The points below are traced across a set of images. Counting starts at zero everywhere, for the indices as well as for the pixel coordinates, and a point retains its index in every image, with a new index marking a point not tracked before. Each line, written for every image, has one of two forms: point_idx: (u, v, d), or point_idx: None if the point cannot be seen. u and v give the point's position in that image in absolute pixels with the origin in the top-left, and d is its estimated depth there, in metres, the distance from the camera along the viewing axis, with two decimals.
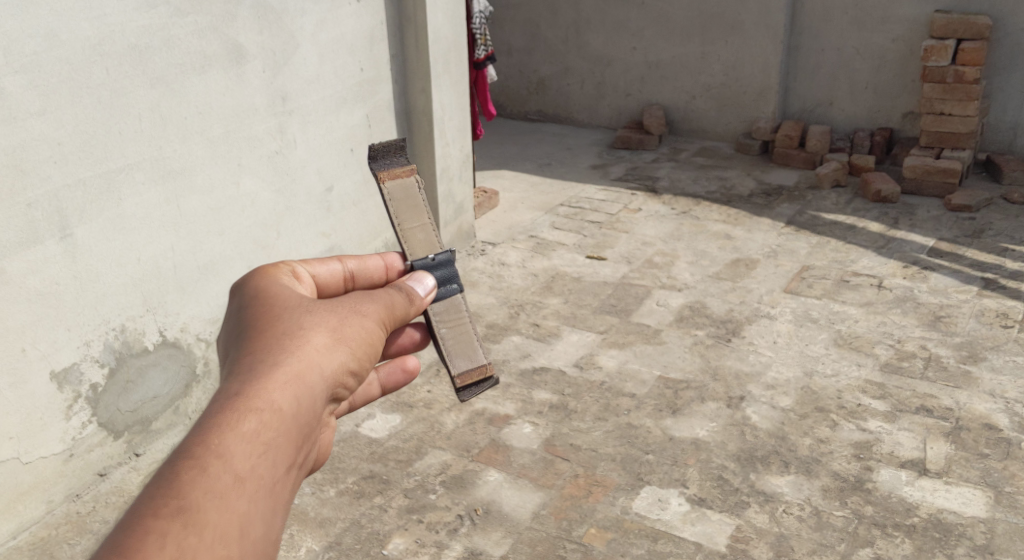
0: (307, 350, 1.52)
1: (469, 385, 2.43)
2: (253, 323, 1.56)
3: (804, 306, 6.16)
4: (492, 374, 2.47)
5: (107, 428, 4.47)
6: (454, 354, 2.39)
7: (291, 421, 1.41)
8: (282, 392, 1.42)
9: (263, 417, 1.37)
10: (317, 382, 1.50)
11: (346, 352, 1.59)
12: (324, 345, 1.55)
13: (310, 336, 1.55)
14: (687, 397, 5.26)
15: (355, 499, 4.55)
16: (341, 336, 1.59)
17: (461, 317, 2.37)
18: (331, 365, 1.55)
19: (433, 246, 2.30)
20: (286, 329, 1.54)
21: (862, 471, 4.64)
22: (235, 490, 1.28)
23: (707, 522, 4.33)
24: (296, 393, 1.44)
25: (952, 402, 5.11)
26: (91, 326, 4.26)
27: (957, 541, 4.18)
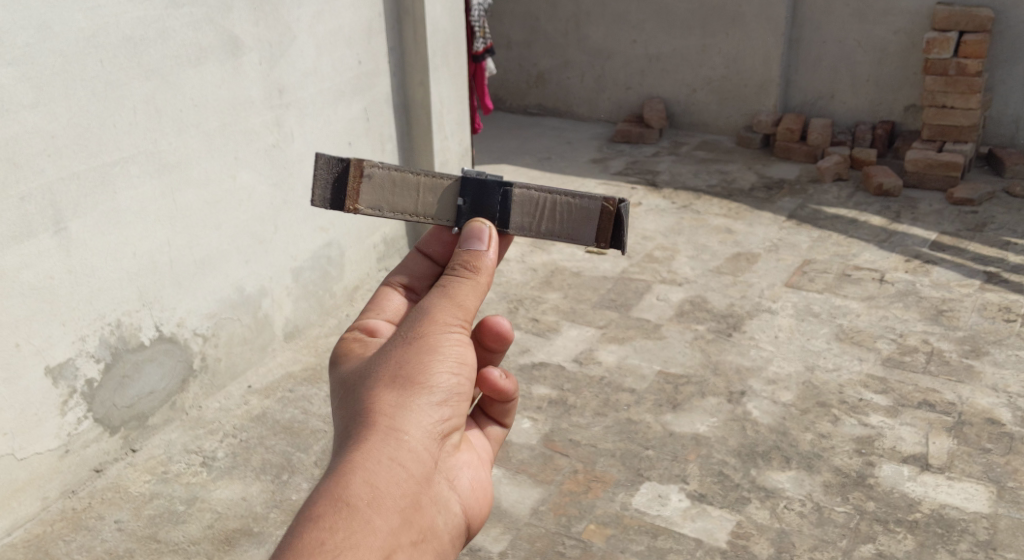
0: (370, 400, 1.63)
1: (605, 233, 2.00)
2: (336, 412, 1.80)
3: (805, 300, 6.12)
4: (612, 204, 1.98)
5: (103, 424, 4.44)
6: (568, 227, 2.02)
7: (386, 478, 1.53)
8: (356, 457, 1.54)
9: (352, 491, 1.49)
10: (417, 431, 1.62)
11: (434, 369, 1.68)
12: (398, 383, 1.65)
13: (370, 381, 1.67)
14: (688, 392, 5.22)
15: None
16: (408, 358, 1.69)
17: (531, 196, 1.99)
18: (425, 396, 1.65)
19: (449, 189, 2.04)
20: (352, 405, 1.65)
21: (863, 466, 4.61)
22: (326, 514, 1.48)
23: (708, 518, 4.30)
24: (388, 451, 1.57)
25: (954, 397, 5.08)
26: (87, 321, 4.24)
27: (960, 537, 4.16)
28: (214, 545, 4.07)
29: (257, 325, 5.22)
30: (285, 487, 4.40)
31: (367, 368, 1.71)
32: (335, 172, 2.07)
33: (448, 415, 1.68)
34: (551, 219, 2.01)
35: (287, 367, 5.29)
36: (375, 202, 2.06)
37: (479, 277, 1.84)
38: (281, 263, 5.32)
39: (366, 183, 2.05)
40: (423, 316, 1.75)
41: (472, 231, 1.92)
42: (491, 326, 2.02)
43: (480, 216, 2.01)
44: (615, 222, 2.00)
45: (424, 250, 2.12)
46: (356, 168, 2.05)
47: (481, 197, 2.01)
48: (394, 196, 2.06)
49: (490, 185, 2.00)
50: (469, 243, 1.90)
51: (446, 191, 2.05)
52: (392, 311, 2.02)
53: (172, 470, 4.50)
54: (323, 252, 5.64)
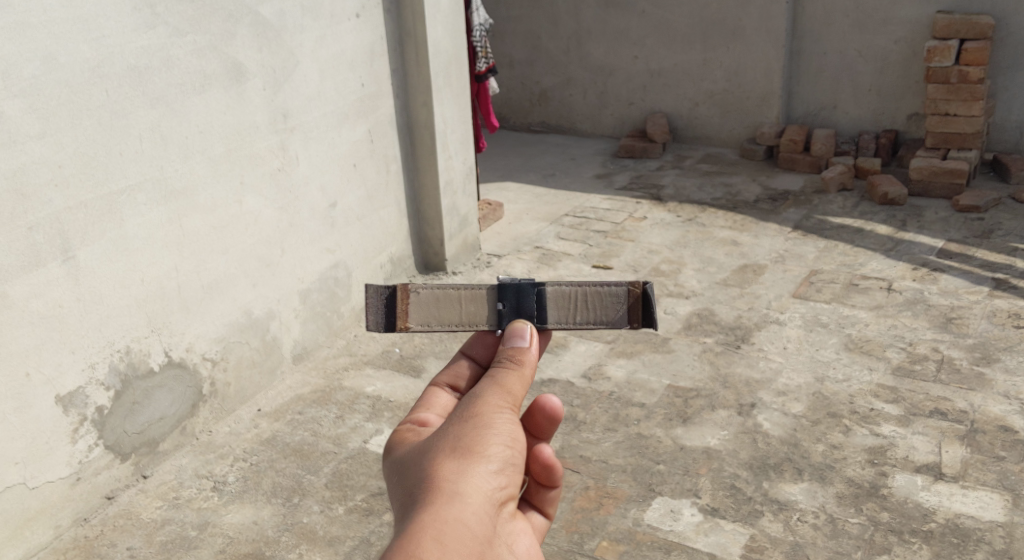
0: (431, 471, 1.59)
1: (635, 315, 1.93)
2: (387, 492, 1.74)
3: (813, 311, 6.11)
4: (638, 288, 1.92)
5: (114, 450, 4.44)
6: (597, 314, 1.93)
7: (452, 543, 1.48)
8: (421, 523, 1.48)
9: (420, 555, 1.43)
10: (477, 497, 1.57)
11: (488, 438, 1.64)
12: (457, 452, 1.61)
13: (426, 455, 1.63)
14: (697, 406, 5.21)
15: (363, 516, 4.36)
16: (462, 431, 1.66)
17: (561, 293, 1.90)
18: (481, 464, 1.61)
19: (487, 298, 1.93)
20: (410, 479, 1.60)
21: (876, 477, 4.58)
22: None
23: (721, 533, 4.28)
24: (451, 517, 1.51)
25: (966, 405, 5.06)
26: (96, 348, 4.26)
27: (976, 546, 4.13)
28: None
29: (265, 348, 5.22)
30: (296, 509, 4.40)
31: (422, 446, 1.67)
32: (381, 297, 1.98)
33: (505, 485, 1.63)
34: (587, 310, 1.92)
35: (296, 390, 5.30)
36: (423, 319, 1.96)
37: (525, 367, 1.81)
38: (287, 286, 5.33)
39: (413, 302, 1.96)
40: (474, 398, 1.73)
41: (512, 329, 1.86)
42: (542, 406, 1.86)
43: (522, 318, 1.90)
44: (643, 301, 1.91)
45: (468, 354, 1.93)
46: (401, 292, 1.96)
47: (520, 302, 1.90)
48: (441, 309, 1.96)
49: (525, 287, 1.90)
50: (510, 339, 1.84)
51: (488, 298, 1.93)
52: (441, 406, 1.87)
53: (183, 495, 4.49)
54: (330, 273, 5.66)
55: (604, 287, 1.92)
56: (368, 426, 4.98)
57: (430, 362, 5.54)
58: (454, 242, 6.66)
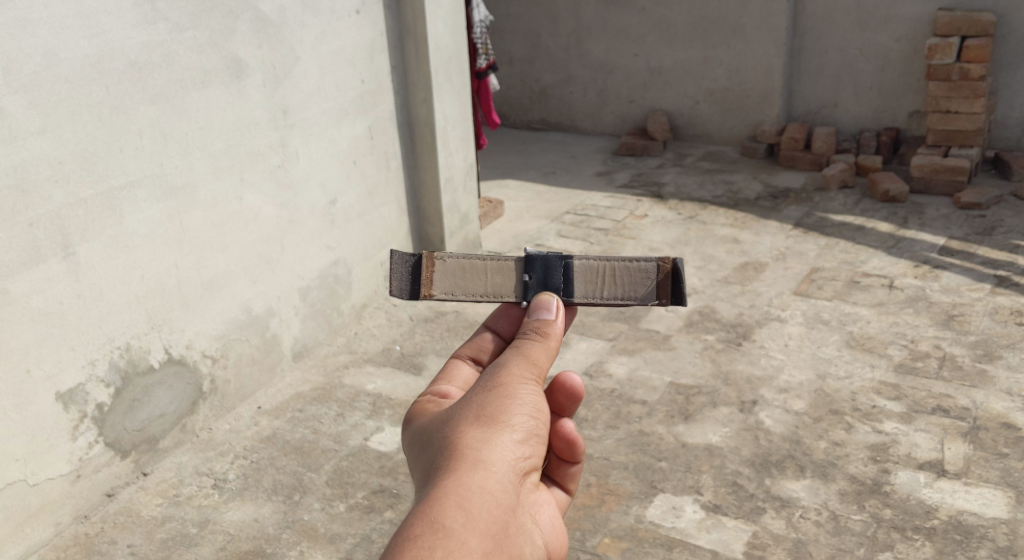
0: (457, 438, 1.73)
1: (662, 288, 2.14)
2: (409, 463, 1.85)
3: (814, 308, 6.09)
4: (665, 262, 2.13)
5: (114, 447, 4.43)
6: (626, 288, 2.15)
7: (480, 503, 1.60)
8: (448, 485, 1.61)
9: (447, 511, 1.55)
10: (503, 462, 1.71)
11: (511, 409, 1.80)
12: (483, 422, 1.76)
13: (454, 424, 1.78)
14: (699, 403, 5.20)
15: (365, 513, 4.35)
16: (488, 401, 1.81)
17: (588, 267, 2.13)
18: (506, 433, 1.76)
19: (512, 268, 2.16)
20: (439, 445, 1.74)
21: (878, 474, 4.57)
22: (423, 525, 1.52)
23: (723, 530, 4.28)
24: (478, 480, 1.65)
25: (968, 402, 5.04)
26: (97, 345, 4.24)
27: (979, 543, 4.12)
28: None
29: (265, 346, 5.21)
30: (296, 506, 4.39)
31: (449, 416, 1.81)
32: (407, 265, 2.20)
33: (528, 454, 1.77)
34: (613, 284, 2.15)
35: (296, 387, 5.28)
36: (447, 287, 2.18)
37: (549, 341, 2.00)
38: (288, 283, 5.31)
39: (439, 270, 2.18)
40: (499, 372, 1.89)
41: (538, 302, 2.08)
42: (564, 383, 2.06)
43: (549, 291, 2.12)
44: (671, 276, 2.13)
45: (492, 329, 2.18)
46: (428, 261, 2.18)
47: (546, 272, 2.13)
48: (465, 280, 2.18)
49: (552, 261, 2.12)
50: (537, 313, 2.06)
51: (515, 271, 2.16)
52: (462, 379, 2.10)
53: (183, 492, 4.48)
54: (330, 270, 5.64)
55: (632, 263, 2.14)
56: (369, 423, 4.97)
57: (431, 360, 5.54)
58: (454, 240, 6.65)
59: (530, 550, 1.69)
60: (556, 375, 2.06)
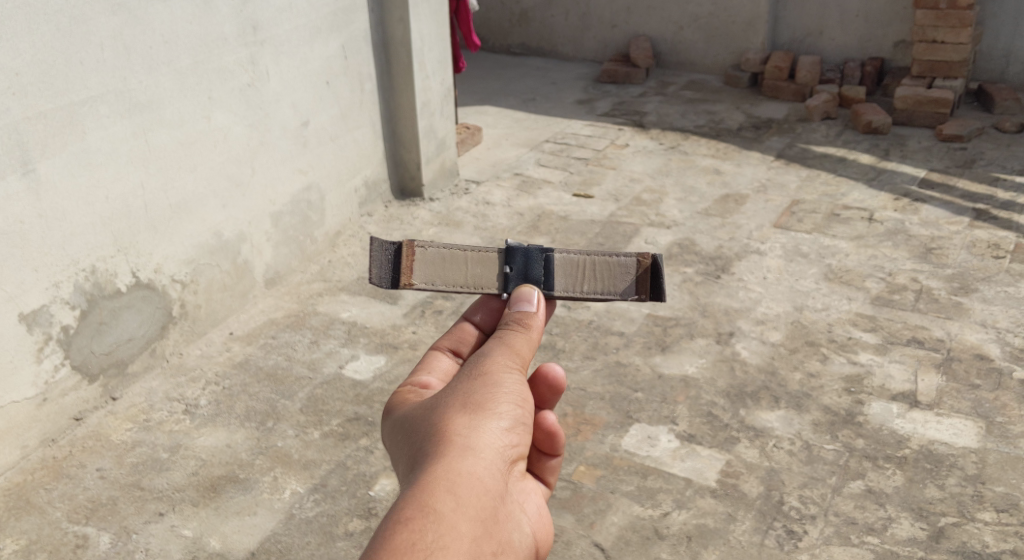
0: (443, 425, 1.64)
1: (643, 285, 2.11)
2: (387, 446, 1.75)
3: (794, 241, 6.06)
4: (647, 259, 2.11)
5: (81, 371, 4.36)
6: (608, 285, 2.12)
7: (468, 490, 1.53)
8: (435, 475, 1.52)
9: (435, 506, 1.46)
10: (492, 450, 1.63)
11: (500, 396, 1.71)
12: (470, 408, 1.67)
13: (439, 409, 1.69)
14: (676, 335, 5.26)
15: (340, 441, 4.34)
16: (474, 386, 1.73)
17: (573, 261, 2.10)
18: (494, 420, 1.67)
19: (494, 259, 2.09)
20: (424, 431, 1.65)
21: (852, 404, 4.69)
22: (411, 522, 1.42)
23: (697, 458, 4.46)
24: (466, 467, 1.57)
25: (943, 333, 5.08)
26: (60, 266, 4.15)
27: (948, 471, 4.28)
28: (199, 492, 4.03)
29: (237, 272, 5.14)
30: (270, 433, 4.36)
31: (433, 400, 1.73)
32: (386, 254, 2.11)
33: (517, 442, 1.69)
34: (593, 279, 2.11)
35: (269, 313, 5.21)
36: (426, 278, 2.10)
37: (532, 331, 1.92)
38: (259, 208, 5.22)
39: (418, 258, 2.10)
40: (484, 357, 1.81)
41: (519, 294, 1.99)
42: (547, 375, 1.98)
43: (530, 282, 2.06)
44: (651, 273, 2.11)
45: (471, 318, 2.04)
46: (407, 249, 2.10)
47: (529, 263, 2.07)
48: (445, 271, 2.11)
49: (534, 253, 2.07)
50: (518, 304, 1.97)
51: (496, 263, 2.09)
52: (440, 367, 1.97)
53: (154, 417, 4.43)
54: (303, 196, 5.54)
55: (610, 258, 2.12)
56: (343, 351, 4.92)
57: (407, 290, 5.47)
58: (431, 166, 6.53)
59: (521, 539, 1.63)
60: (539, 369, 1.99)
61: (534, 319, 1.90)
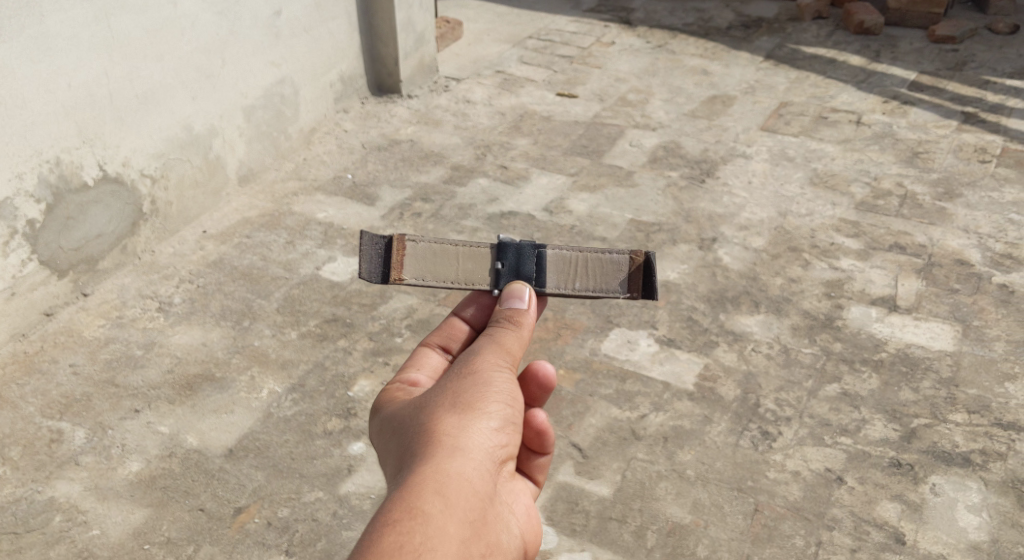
0: (435, 424, 1.84)
1: (633, 280, 2.37)
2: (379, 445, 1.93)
3: (780, 144, 5.98)
4: (639, 256, 2.36)
5: (50, 266, 4.31)
6: (598, 281, 2.38)
7: (456, 489, 1.71)
8: (427, 474, 1.71)
9: (426, 501, 1.64)
10: (480, 450, 1.83)
11: (487, 398, 1.92)
12: (459, 408, 1.87)
13: (431, 409, 1.89)
14: (659, 241, 5.19)
15: (318, 341, 4.33)
16: (466, 388, 1.93)
17: (567, 257, 2.36)
18: (482, 421, 1.87)
19: (488, 255, 2.36)
20: (416, 430, 1.85)
21: (832, 309, 4.73)
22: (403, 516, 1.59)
23: (675, 362, 4.51)
24: (457, 466, 1.76)
25: (925, 239, 5.10)
26: (23, 157, 4.05)
27: (924, 375, 4.36)
28: (174, 390, 4.04)
29: (209, 168, 5.07)
30: (246, 332, 4.34)
31: (428, 402, 1.92)
32: (379, 249, 2.38)
33: (503, 442, 1.89)
34: (583, 277, 2.37)
35: (244, 213, 5.13)
36: (417, 272, 2.36)
37: (521, 330, 2.14)
38: (231, 101, 5.11)
39: (410, 252, 2.36)
40: (474, 359, 2.02)
41: (511, 293, 2.22)
42: (537, 374, 2.19)
43: (521, 278, 2.32)
44: (641, 271, 2.35)
45: (460, 318, 2.26)
46: (398, 244, 2.36)
47: (522, 259, 2.33)
48: (436, 267, 2.38)
49: (526, 249, 2.33)
50: (509, 304, 2.20)
51: (488, 261, 2.36)
52: (429, 366, 2.17)
53: (127, 315, 4.39)
54: (276, 89, 5.42)
55: (604, 255, 2.38)
56: (320, 252, 4.86)
57: (384, 191, 5.41)
58: (409, 61, 6.38)
59: (506, 537, 1.81)
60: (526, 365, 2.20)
61: (523, 318, 2.13)
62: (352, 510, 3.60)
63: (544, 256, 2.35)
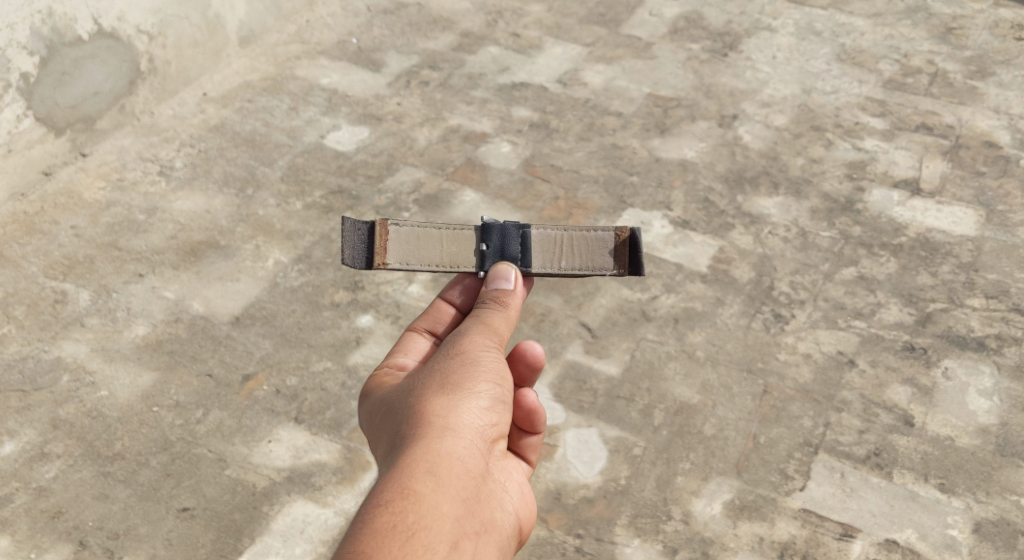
0: (431, 406, 2.34)
1: (617, 255, 2.99)
2: (379, 428, 2.42)
3: (808, 18, 6.06)
4: (619, 234, 2.98)
5: (46, 123, 4.90)
6: (586, 256, 2.98)
7: (447, 468, 2.18)
8: (422, 453, 2.19)
9: (419, 480, 2.11)
10: (468, 428, 2.32)
11: (474, 381, 2.43)
12: (450, 392, 2.38)
13: (426, 392, 2.39)
14: (677, 117, 5.31)
15: (322, 214, 4.80)
16: (454, 373, 2.44)
17: (553, 236, 2.95)
18: (470, 401, 2.38)
19: (475, 239, 2.94)
20: (412, 409, 2.35)
21: (853, 193, 4.80)
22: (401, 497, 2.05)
23: (690, 245, 4.64)
24: (447, 446, 2.23)
25: (953, 120, 5.19)
26: (15, 8, 4.65)
27: (943, 260, 4.50)
28: (179, 256, 4.56)
29: (208, 29, 5.62)
30: (250, 201, 4.84)
31: (420, 387, 2.42)
32: (365, 237, 2.92)
33: (491, 421, 2.39)
34: (569, 255, 2.97)
35: (245, 77, 5.64)
36: (401, 257, 2.94)
37: (507, 310, 2.69)
38: None
39: (397, 237, 2.93)
40: (464, 342, 2.54)
41: (499, 274, 2.75)
42: (526, 355, 2.75)
43: (506, 258, 2.88)
44: (622, 245, 2.98)
45: (445, 308, 2.89)
46: (382, 230, 2.93)
47: (507, 238, 2.89)
48: (417, 249, 2.95)
49: (512, 230, 2.89)
50: (496, 285, 2.74)
51: (474, 241, 2.93)
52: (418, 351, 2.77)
53: (126, 178, 4.93)
54: None
55: (589, 233, 2.99)
56: (323, 120, 5.33)
57: (389, 58, 5.84)
58: None
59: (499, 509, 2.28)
60: (517, 345, 2.75)
61: (509, 301, 2.68)
62: (359, 378, 4.13)
63: (528, 236, 2.93)
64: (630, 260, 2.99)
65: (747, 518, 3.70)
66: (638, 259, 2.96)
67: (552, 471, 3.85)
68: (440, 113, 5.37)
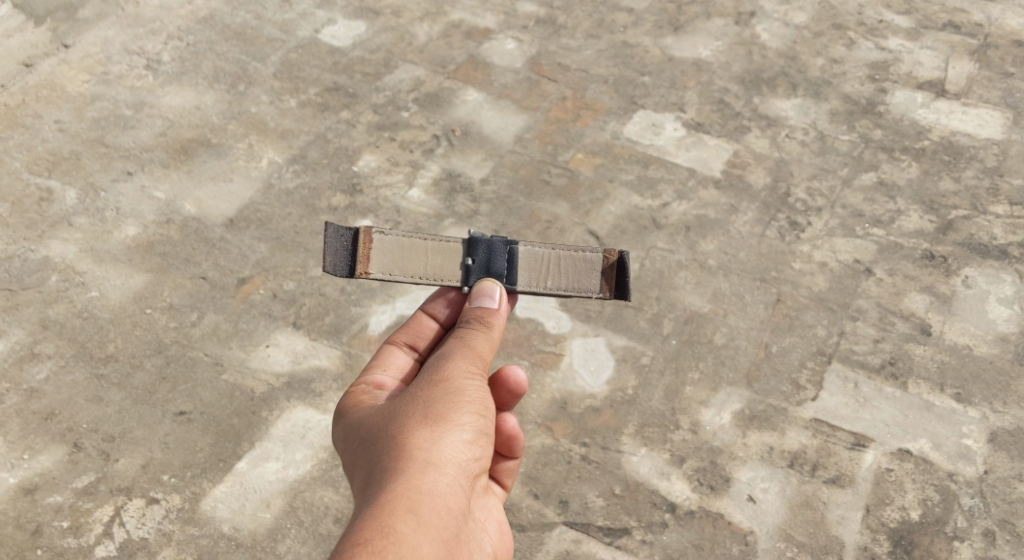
0: (412, 438, 2.35)
1: (605, 276, 2.98)
2: (357, 449, 2.43)
3: None
4: (609, 257, 2.98)
5: (25, 11, 5.02)
6: (573, 279, 2.99)
7: (428, 509, 2.21)
8: (404, 495, 2.21)
9: (399, 524, 2.14)
10: (449, 462, 2.34)
11: (459, 411, 2.44)
12: (431, 422, 2.39)
13: (408, 419, 2.40)
14: (692, 14, 5.53)
15: (317, 113, 4.94)
16: (437, 400, 2.44)
17: (540, 254, 2.98)
18: (454, 434, 2.39)
19: (459, 253, 2.95)
20: (393, 438, 2.36)
21: (874, 94, 4.95)
22: (381, 542, 2.09)
23: (703, 149, 4.72)
24: (428, 482, 2.26)
25: (982, 19, 5.47)
26: None
27: (967, 165, 4.61)
28: (169, 154, 4.68)
29: None
30: (243, 98, 4.96)
31: (402, 413, 2.42)
32: (347, 242, 2.92)
33: (474, 455, 2.42)
34: (555, 276, 2.99)
35: None
36: (382, 268, 2.94)
37: (491, 330, 2.71)
38: None
39: (378, 246, 2.94)
40: (449, 367, 2.54)
41: (482, 292, 2.78)
42: (509, 380, 2.78)
43: (491, 275, 2.92)
44: (611, 268, 2.98)
45: (428, 321, 2.86)
46: (365, 237, 2.92)
47: (493, 254, 2.93)
48: (401, 263, 2.95)
49: (496, 245, 2.94)
50: (481, 301, 2.77)
51: (459, 254, 2.95)
52: (396, 365, 2.75)
53: (112, 72, 5.03)
54: None
55: (578, 254, 2.99)
56: (318, 14, 5.49)
57: None
58: None
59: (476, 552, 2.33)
60: (500, 367, 2.78)
61: (493, 323, 2.69)
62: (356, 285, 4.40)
63: (515, 252, 2.97)
64: (618, 284, 2.98)
65: (757, 428, 3.79)
66: (624, 283, 2.96)
67: (558, 381, 3.91)
68: (441, 8, 5.57)
